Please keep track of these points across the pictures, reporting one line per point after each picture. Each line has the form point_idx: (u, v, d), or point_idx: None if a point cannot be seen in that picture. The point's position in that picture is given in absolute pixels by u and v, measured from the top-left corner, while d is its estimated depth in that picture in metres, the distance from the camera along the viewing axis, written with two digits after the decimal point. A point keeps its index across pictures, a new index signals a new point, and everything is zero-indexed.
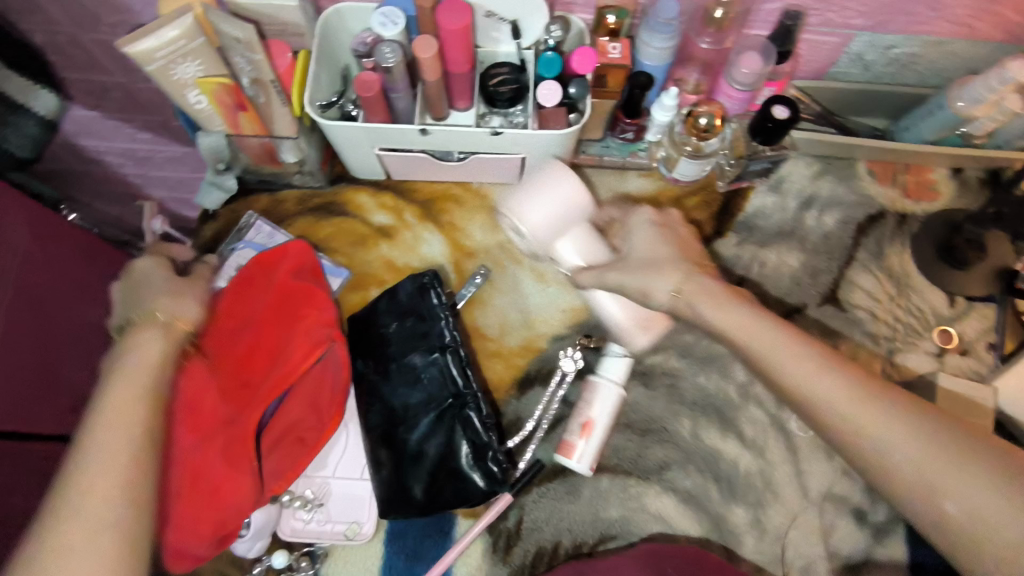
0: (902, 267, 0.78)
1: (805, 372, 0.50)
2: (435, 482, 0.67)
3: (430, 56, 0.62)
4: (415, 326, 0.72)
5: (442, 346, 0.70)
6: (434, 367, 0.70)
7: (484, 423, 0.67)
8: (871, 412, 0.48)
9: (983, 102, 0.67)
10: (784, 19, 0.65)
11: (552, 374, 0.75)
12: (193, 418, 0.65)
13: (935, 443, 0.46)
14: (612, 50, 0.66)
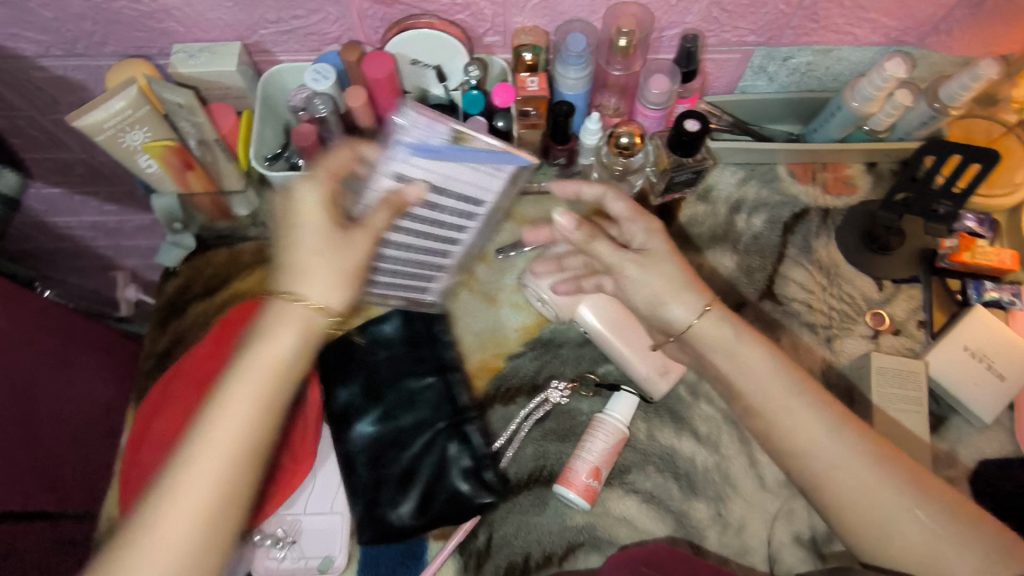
0: (831, 259, 0.83)
1: (812, 426, 0.63)
2: (426, 496, 0.73)
3: (360, 104, 0.67)
4: (409, 354, 0.80)
5: (441, 368, 0.78)
6: (430, 390, 0.78)
7: (483, 437, 0.75)
8: (875, 477, 0.60)
9: (873, 100, 0.73)
10: (684, 43, 0.72)
11: (513, 393, 0.78)
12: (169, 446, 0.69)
13: (902, 493, 0.58)
14: (530, 84, 0.73)
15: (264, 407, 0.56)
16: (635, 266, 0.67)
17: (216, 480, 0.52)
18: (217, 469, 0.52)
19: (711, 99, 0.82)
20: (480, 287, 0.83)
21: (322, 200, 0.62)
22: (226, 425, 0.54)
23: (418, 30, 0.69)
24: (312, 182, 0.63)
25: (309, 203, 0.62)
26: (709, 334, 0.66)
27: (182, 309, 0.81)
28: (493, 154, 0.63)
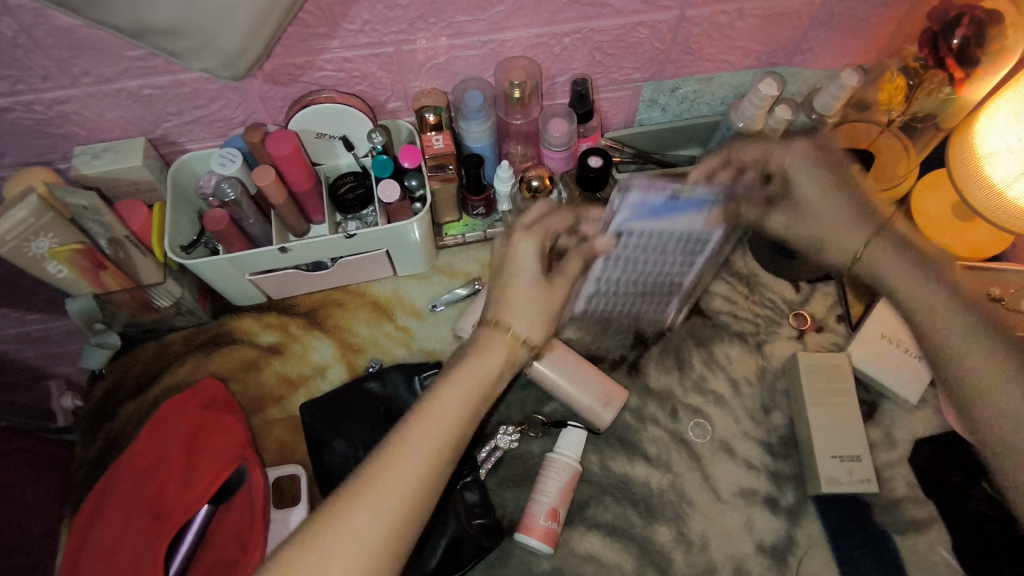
0: (748, 269, 0.87)
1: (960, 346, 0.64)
2: (444, 550, 0.69)
3: (269, 181, 0.68)
4: (389, 414, 0.73)
5: None
6: None
7: (480, 497, 0.72)
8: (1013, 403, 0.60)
9: (755, 118, 0.78)
10: (575, 87, 0.76)
11: (481, 440, 0.76)
12: (113, 560, 0.65)
13: None
14: (435, 142, 0.75)
15: (427, 470, 0.56)
16: (783, 215, 0.75)
17: (380, 540, 0.52)
18: (381, 536, 0.53)
19: (611, 135, 0.86)
20: (417, 344, 0.83)
21: (538, 251, 0.67)
22: (392, 484, 0.54)
23: (327, 104, 0.71)
24: (530, 233, 0.67)
25: (527, 265, 0.66)
26: (880, 262, 0.71)
27: (113, 412, 0.79)
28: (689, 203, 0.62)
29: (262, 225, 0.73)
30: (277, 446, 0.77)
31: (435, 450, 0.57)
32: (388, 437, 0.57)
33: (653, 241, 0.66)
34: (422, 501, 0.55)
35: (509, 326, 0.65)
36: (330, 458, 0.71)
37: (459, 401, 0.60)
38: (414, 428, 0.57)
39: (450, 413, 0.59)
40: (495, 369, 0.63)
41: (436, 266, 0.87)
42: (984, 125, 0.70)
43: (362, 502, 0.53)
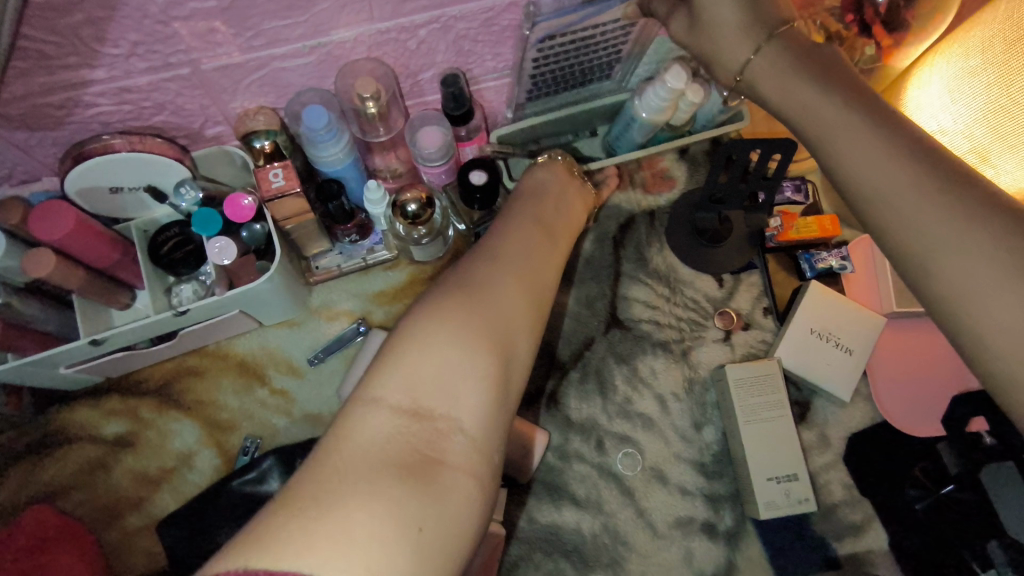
0: (667, 265, 0.78)
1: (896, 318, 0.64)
2: None
3: (52, 269, 0.52)
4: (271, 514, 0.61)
5: None
6: None
7: None
8: None
9: (664, 107, 0.66)
10: (445, 87, 0.60)
11: None
12: None
13: None
14: (275, 178, 0.58)
15: (531, 251, 0.52)
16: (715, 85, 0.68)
17: (511, 312, 0.46)
18: (513, 308, 0.47)
19: (498, 134, 0.72)
20: (299, 409, 0.70)
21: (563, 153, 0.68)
22: (509, 263, 0.50)
23: (111, 154, 0.54)
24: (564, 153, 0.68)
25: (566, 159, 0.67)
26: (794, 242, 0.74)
27: None
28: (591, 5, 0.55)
29: (59, 315, 0.58)
30: (146, 561, 0.64)
31: (543, 249, 0.54)
32: (493, 235, 0.53)
33: (582, 35, 0.60)
34: (540, 292, 0.50)
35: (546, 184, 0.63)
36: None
37: (533, 216, 0.57)
38: (512, 227, 0.54)
39: (534, 221, 0.56)
40: (558, 196, 0.62)
41: (310, 308, 0.73)
42: (915, 108, 0.61)
43: (488, 273, 0.48)
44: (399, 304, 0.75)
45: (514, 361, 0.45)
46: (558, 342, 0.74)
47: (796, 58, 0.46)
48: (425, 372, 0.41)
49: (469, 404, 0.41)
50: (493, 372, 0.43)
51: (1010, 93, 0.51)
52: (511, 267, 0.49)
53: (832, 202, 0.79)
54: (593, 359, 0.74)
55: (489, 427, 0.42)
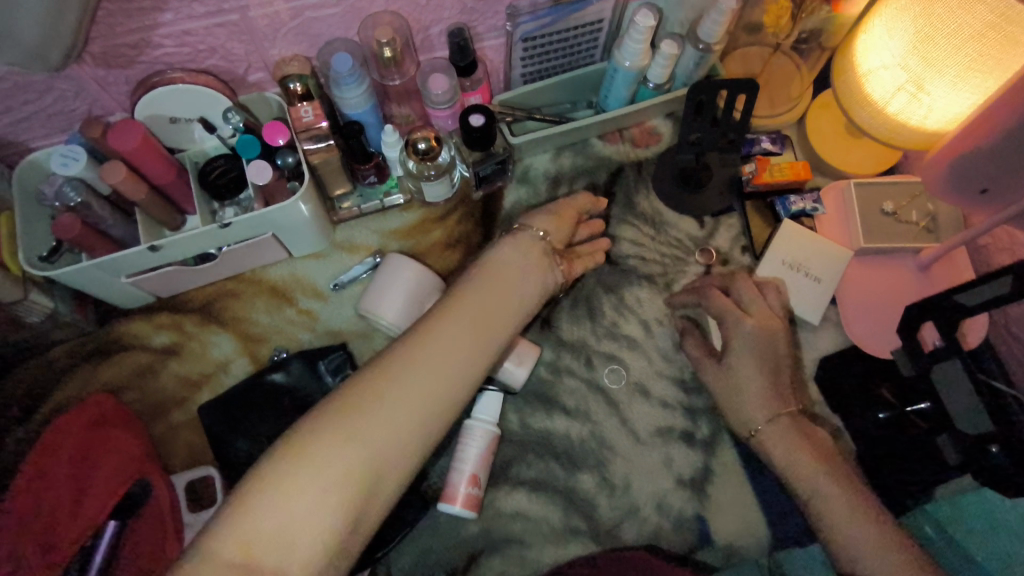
0: (652, 209, 0.86)
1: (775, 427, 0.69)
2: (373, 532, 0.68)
3: (121, 178, 0.63)
4: (297, 401, 0.71)
5: None
6: None
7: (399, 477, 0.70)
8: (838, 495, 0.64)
9: (640, 54, 0.75)
10: (453, 38, 0.71)
11: None
12: None
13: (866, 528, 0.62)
14: (305, 114, 0.70)
15: (457, 351, 0.54)
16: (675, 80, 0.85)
17: (401, 431, 0.49)
18: (403, 427, 0.49)
19: (500, 99, 0.81)
20: (322, 326, 0.80)
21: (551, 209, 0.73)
22: (404, 384, 0.50)
23: (169, 86, 0.65)
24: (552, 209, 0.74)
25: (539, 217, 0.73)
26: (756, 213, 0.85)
27: None
28: (557, 10, 0.73)
29: (124, 224, 0.68)
30: (187, 449, 0.74)
31: (466, 351, 0.54)
32: (409, 334, 0.54)
33: (555, 30, 0.76)
34: (443, 406, 0.52)
35: (492, 258, 0.64)
36: (237, 459, 0.68)
37: (468, 310, 0.57)
38: (443, 324, 0.55)
39: (472, 318, 0.56)
40: (513, 277, 0.62)
41: (335, 242, 0.83)
42: (863, 42, 0.68)
43: (383, 393, 0.49)
44: (412, 240, 0.84)
45: (389, 484, 0.49)
46: None
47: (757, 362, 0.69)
48: (268, 499, 0.45)
49: (309, 541, 0.45)
50: (343, 495, 0.46)
51: (932, 21, 0.60)
52: (407, 389, 0.50)
53: (806, 150, 0.88)
54: (584, 289, 0.82)
55: (332, 558, 0.45)
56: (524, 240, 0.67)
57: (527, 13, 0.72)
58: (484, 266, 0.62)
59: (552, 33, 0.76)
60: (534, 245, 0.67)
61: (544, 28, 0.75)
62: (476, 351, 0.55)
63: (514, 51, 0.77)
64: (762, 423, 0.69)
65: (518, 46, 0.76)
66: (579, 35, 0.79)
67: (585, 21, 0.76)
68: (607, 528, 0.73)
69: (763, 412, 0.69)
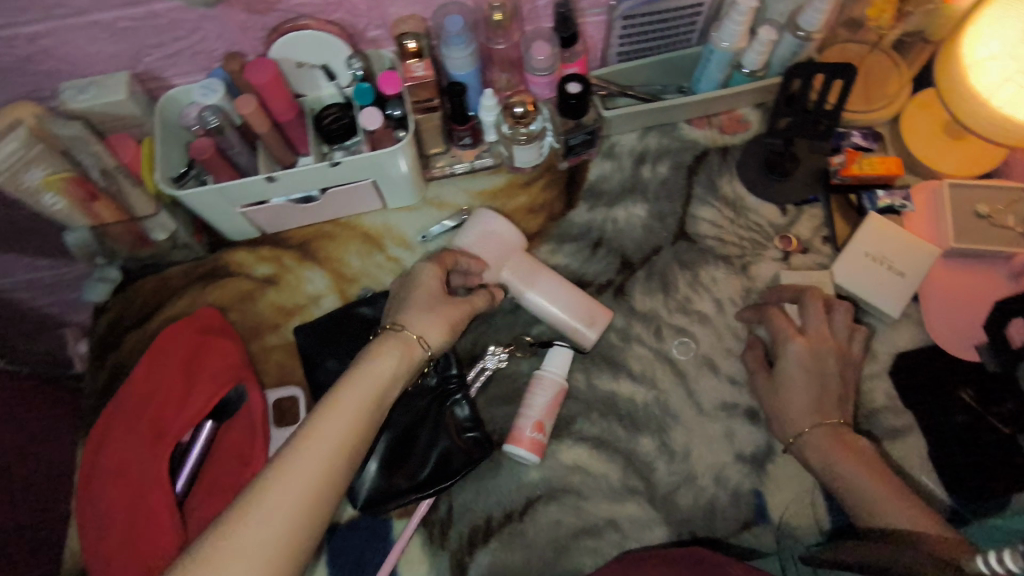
0: (735, 193, 0.87)
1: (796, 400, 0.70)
2: (440, 462, 0.72)
3: (251, 109, 0.70)
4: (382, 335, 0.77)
5: None
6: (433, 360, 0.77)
7: (467, 415, 0.74)
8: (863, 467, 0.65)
9: (738, 36, 0.77)
10: (559, 9, 0.75)
11: (475, 360, 0.79)
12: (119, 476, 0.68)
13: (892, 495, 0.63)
14: (416, 70, 0.75)
15: (299, 502, 0.53)
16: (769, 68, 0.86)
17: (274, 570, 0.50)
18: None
19: (595, 74, 0.85)
20: (407, 273, 0.85)
21: (437, 276, 0.70)
22: (262, 522, 0.51)
23: (300, 31, 0.72)
24: (433, 261, 0.72)
25: (429, 287, 0.69)
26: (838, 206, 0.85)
27: (118, 341, 0.82)
28: None
29: (248, 155, 0.75)
30: (276, 370, 0.80)
31: (305, 498, 0.53)
32: (263, 475, 0.53)
33: (656, 10, 0.79)
34: (308, 537, 0.53)
35: (373, 363, 0.62)
36: (325, 376, 0.75)
37: (318, 456, 0.55)
38: (287, 466, 0.54)
39: (314, 471, 0.54)
40: (359, 405, 0.59)
41: (426, 198, 0.88)
42: (971, 34, 0.68)
43: (225, 543, 0.50)
44: (497, 202, 0.88)
45: None
46: (630, 247, 0.85)
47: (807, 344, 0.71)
48: None
49: None
50: None
51: None
52: (275, 511, 0.52)
53: (899, 148, 0.87)
54: (659, 264, 0.84)
55: None
56: (415, 331, 0.66)
57: None
58: (357, 368, 0.61)
59: (652, 12, 0.79)
60: (415, 350, 0.65)
61: (645, 7, 0.78)
62: (333, 493, 0.55)
63: (614, 28, 0.81)
64: (806, 429, 0.69)
65: (619, 22, 0.79)
66: (678, 17, 0.81)
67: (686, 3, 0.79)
68: (663, 493, 0.74)
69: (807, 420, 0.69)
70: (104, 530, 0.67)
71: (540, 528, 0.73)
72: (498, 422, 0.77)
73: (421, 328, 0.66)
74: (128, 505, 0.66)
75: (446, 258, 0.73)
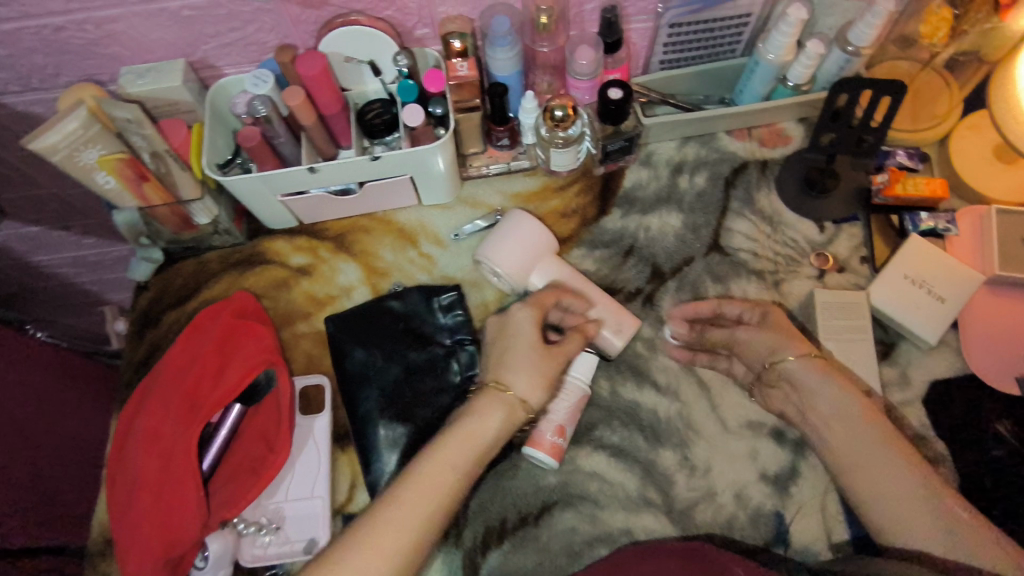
0: (772, 208, 0.86)
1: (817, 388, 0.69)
2: None
3: (297, 101, 0.71)
4: (410, 330, 0.79)
5: (460, 339, 0.79)
6: (458, 357, 0.78)
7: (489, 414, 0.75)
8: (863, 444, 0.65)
9: (785, 48, 0.76)
10: (604, 14, 0.75)
11: None
12: (150, 447, 0.69)
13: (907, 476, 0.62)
14: (460, 69, 0.75)
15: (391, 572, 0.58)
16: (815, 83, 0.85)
17: None
18: None
19: (637, 81, 0.85)
20: (438, 271, 0.86)
21: (534, 323, 0.71)
22: None
23: (350, 26, 0.73)
24: (529, 305, 0.72)
25: (525, 334, 0.71)
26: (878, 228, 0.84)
27: (156, 320, 0.85)
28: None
29: (292, 145, 0.76)
30: (305, 358, 0.81)
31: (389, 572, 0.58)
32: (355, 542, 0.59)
33: (703, 19, 0.78)
34: None
35: (465, 423, 0.67)
36: (352, 366, 0.77)
37: (404, 529, 0.60)
38: (370, 540, 0.59)
39: (397, 546, 0.60)
40: (462, 474, 0.65)
41: (460, 197, 0.89)
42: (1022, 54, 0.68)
43: None
44: (531, 205, 0.88)
45: None
46: (662, 257, 0.84)
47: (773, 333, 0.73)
48: None
49: None
50: None
51: None
52: None
53: (945, 170, 0.85)
54: (690, 275, 0.83)
55: None
56: (513, 394, 0.69)
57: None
58: (438, 438, 0.66)
59: (699, 22, 0.79)
60: (514, 405, 0.68)
61: (692, 16, 0.77)
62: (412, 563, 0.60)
63: (659, 35, 0.80)
64: (786, 358, 0.71)
65: (664, 30, 0.79)
66: (725, 27, 0.81)
67: (734, 13, 0.78)
68: (681, 507, 0.73)
69: (789, 350, 0.72)
70: (132, 498, 0.68)
71: (554, 533, 0.73)
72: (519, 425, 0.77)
73: (522, 393, 0.69)
74: (157, 476, 0.68)
75: (546, 295, 0.74)
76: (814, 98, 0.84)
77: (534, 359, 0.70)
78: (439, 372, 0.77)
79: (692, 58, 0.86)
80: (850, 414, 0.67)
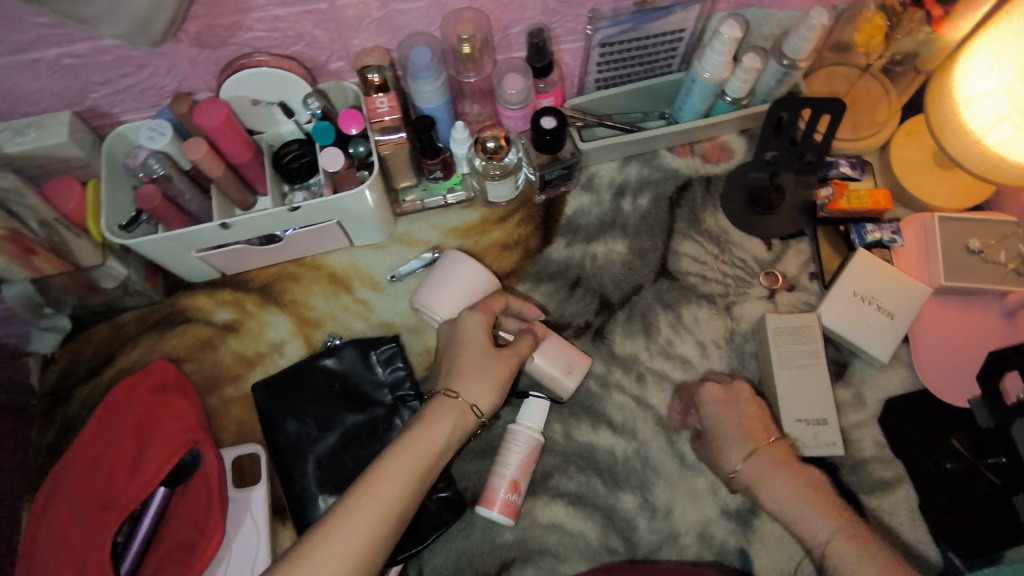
0: (719, 227, 0.83)
1: (777, 487, 0.67)
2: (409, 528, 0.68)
3: (200, 155, 0.65)
4: (346, 389, 0.74)
5: (401, 395, 0.74)
6: (402, 415, 0.73)
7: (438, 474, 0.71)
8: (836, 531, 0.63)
9: (721, 66, 0.73)
10: (531, 39, 0.70)
11: None
12: (61, 552, 0.63)
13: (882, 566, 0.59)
14: (381, 105, 0.70)
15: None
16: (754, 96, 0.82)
17: None
18: None
19: (571, 103, 0.81)
20: (375, 317, 0.80)
21: (484, 328, 0.67)
22: None
23: (254, 68, 0.67)
24: (478, 311, 0.68)
25: (474, 339, 0.66)
26: (825, 243, 0.82)
27: (67, 394, 0.77)
28: (640, 17, 0.71)
29: (200, 199, 0.70)
30: (236, 424, 0.76)
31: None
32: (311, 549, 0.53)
33: (634, 37, 0.75)
34: None
35: (426, 416, 0.63)
36: (285, 437, 0.71)
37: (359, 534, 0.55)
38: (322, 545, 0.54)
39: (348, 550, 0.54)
40: (420, 477, 0.59)
41: (394, 235, 0.83)
42: (963, 67, 0.65)
43: None
44: (470, 239, 0.84)
45: None
46: (609, 287, 0.81)
47: (725, 411, 0.72)
48: None
49: None
50: None
51: None
52: None
53: (887, 178, 0.84)
54: (641, 304, 0.80)
55: None
56: (467, 398, 0.64)
57: (609, 17, 0.71)
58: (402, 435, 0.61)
59: (631, 40, 0.75)
60: (461, 414, 0.63)
61: (624, 35, 0.74)
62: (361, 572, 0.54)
63: (591, 56, 0.76)
64: (740, 459, 0.69)
65: (596, 51, 0.75)
66: (658, 44, 0.77)
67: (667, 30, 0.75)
68: (644, 552, 0.71)
69: (738, 450, 0.69)
70: None
71: None
72: (471, 481, 0.73)
73: (471, 398, 0.64)
74: None
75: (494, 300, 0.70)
76: (752, 113, 0.82)
77: (484, 345, 0.66)
78: (381, 433, 0.72)
79: (627, 75, 0.82)
80: (810, 506, 0.65)
